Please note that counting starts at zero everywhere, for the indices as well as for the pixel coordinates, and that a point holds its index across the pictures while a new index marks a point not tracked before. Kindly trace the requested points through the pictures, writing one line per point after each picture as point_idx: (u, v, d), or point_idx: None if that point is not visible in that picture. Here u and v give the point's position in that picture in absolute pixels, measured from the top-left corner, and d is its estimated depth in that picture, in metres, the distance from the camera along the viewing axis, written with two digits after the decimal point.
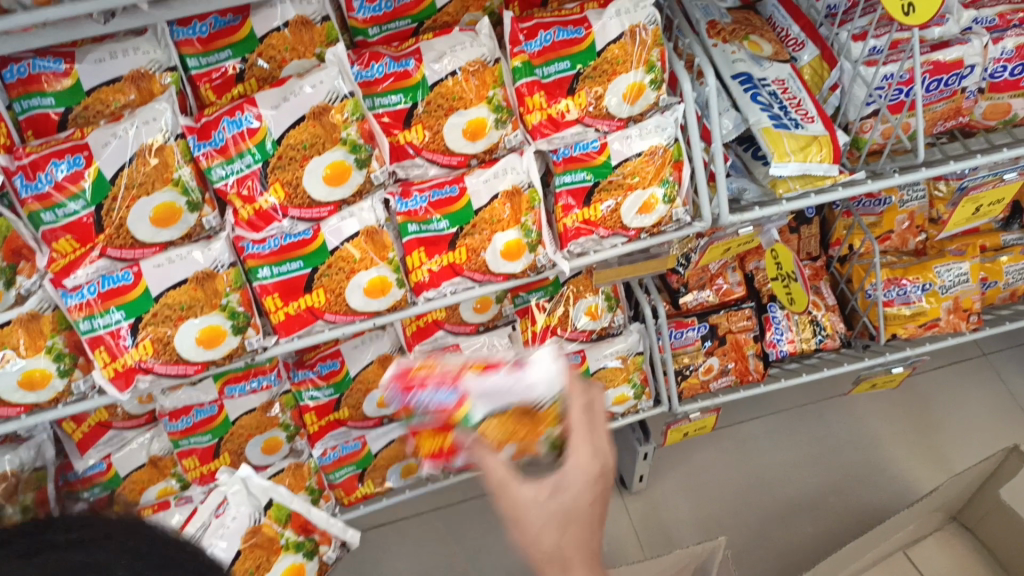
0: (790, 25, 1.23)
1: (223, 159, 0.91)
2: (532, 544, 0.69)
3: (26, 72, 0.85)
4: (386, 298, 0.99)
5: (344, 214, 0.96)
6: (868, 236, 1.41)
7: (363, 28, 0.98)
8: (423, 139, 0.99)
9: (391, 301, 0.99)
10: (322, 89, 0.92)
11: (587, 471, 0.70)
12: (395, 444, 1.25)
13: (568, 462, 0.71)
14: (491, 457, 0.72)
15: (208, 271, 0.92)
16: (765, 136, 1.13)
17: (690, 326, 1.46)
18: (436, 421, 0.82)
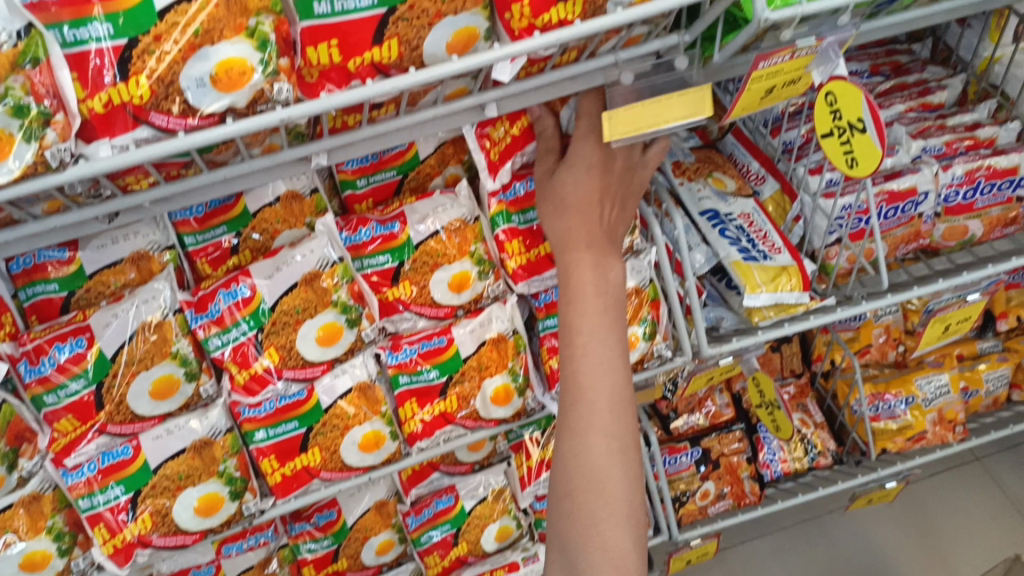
0: (750, 161, 1.31)
1: (218, 329, 0.94)
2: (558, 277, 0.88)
3: (31, 262, 0.90)
4: (380, 451, 1.01)
5: (337, 372, 1.00)
6: (847, 353, 1.46)
7: (351, 180, 1.02)
8: (411, 295, 1.02)
9: (384, 453, 1.02)
10: (313, 257, 0.97)
11: (589, 158, 0.88)
12: None
13: (575, 180, 0.88)
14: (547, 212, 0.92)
15: (206, 438, 0.94)
16: (736, 269, 1.18)
17: (684, 451, 1.47)
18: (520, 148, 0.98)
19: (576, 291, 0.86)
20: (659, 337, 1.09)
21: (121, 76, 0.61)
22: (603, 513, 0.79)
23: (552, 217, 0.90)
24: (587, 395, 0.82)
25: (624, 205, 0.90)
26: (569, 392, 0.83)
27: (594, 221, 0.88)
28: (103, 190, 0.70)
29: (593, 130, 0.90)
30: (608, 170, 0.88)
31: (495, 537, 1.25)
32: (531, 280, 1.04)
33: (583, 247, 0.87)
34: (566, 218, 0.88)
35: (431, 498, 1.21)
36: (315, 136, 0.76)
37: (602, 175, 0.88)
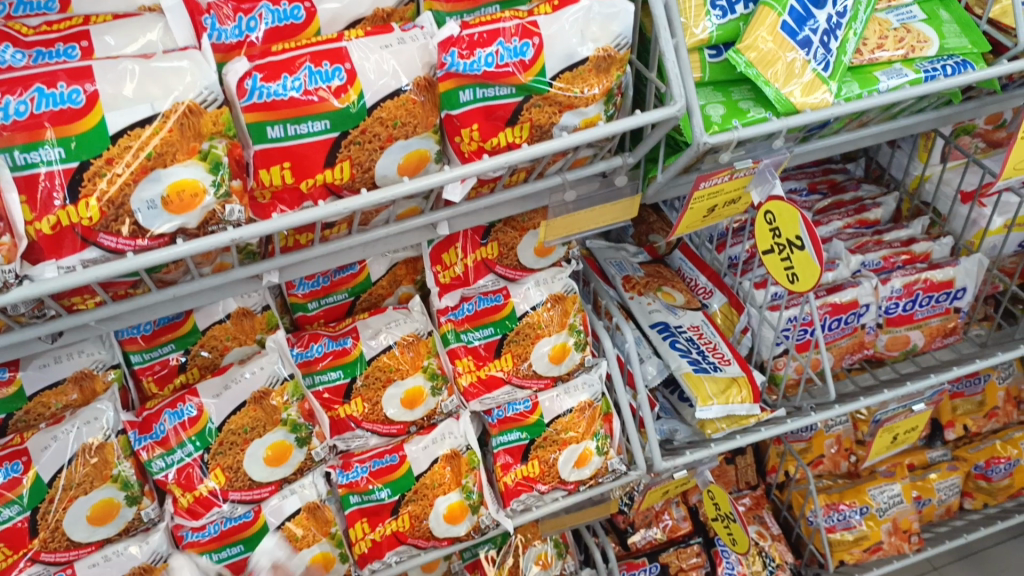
0: (697, 275, 1.34)
1: (163, 450, 0.91)
2: None
3: None
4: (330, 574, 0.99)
5: (285, 492, 0.97)
6: (800, 463, 1.46)
7: (303, 302, 1.03)
8: (363, 411, 1.01)
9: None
10: (262, 374, 0.95)
11: None
12: None
13: None
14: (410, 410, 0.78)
15: (145, 565, 0.89)
16: (687, 381, 1.18)
17: (641, 567, 1.45)
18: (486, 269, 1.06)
19: None
20: (612, 450, 1.08)
21: (71, 198, 0.61)
22: None
23: None
24: None
25: None
26: None
27: None
28: (47, 309, 0.69)
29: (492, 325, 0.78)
30: None
31: None
32: (485, 397, 1.06)
33: None
34: None
35: None
36: (266, 255, 0.77)
37: None
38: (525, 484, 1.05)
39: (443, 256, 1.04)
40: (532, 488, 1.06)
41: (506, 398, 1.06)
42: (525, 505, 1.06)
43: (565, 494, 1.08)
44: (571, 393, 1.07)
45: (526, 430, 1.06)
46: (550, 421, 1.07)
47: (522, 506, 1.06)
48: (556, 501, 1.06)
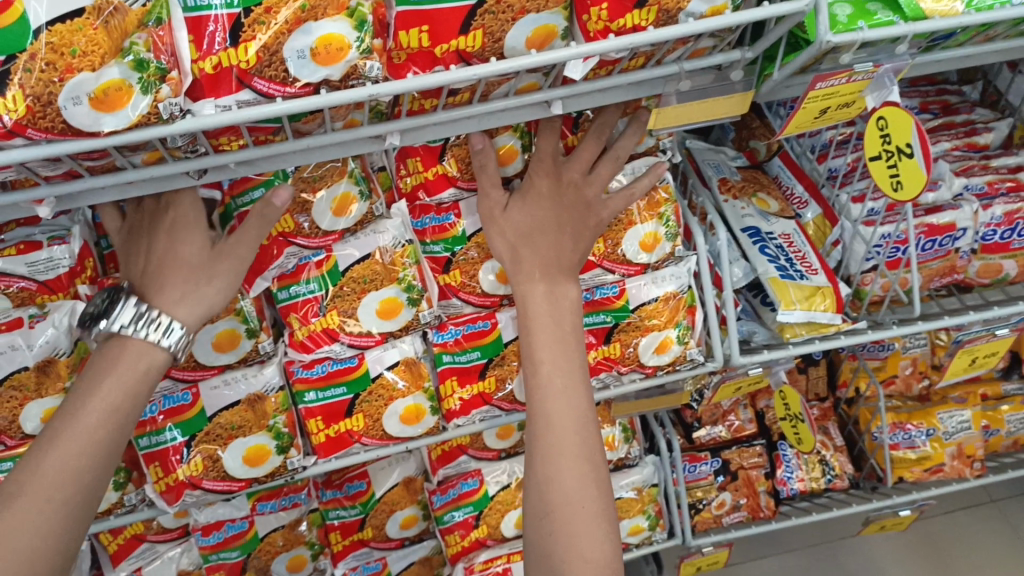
0: (795, 185, 1.35)
1: (291, 282, 1.00)
2: (503, 226, 0.96)
3: (114, 214, 0.98)
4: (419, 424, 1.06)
5: (388, 345, 1.05)
6: (872, 380, 1.49)
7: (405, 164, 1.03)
8: (460, 283, 1.07)
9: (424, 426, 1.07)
10: (388, 235, 1.02)
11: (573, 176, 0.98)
12: (415, 567, 1.38)
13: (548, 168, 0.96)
14: (493, 191, 0.97)
15: (259, 394, 1.01)
16: (772, 286, 1.22)
17: (703, 460, 1.53)
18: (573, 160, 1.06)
19: (534, 320, 0.94)
20: (693, 342, 1.11)
21: (232, 41, 0.68)
22: (587, 508, 0.85)
23: (534, 207, 0.96)
24: (557, 421, 0.88)
25: (579, 234, 0.96)
26: (538, 418, 0.89)
27: (562, 252, 0.96)
28: (198, 147, 0.76)
29: (575, 155, 0.97)
30: (558, 202, 0.96)
31: (515, 523, 1.36)
32: None
33: (538, 278, 0.95)
34: (533, 222, 0.95)
35: (457, 479, 1.33)
36: (393, 116, 0.82)
37: (553, 207, 0.95)
38: (605, 364, 1.11)
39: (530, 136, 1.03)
40: (611, 368, 1.12)
41: (596, 281, 1.11)
42: (603, 382, 1.12)
43: (642, 377, 1.13)
44: (659, 283, 1.11)
45: (611, 314, 1.11)
46: (636, 307, 1.12)
47: (601, 383, 1.12)
48: (632, 383, 1.12)
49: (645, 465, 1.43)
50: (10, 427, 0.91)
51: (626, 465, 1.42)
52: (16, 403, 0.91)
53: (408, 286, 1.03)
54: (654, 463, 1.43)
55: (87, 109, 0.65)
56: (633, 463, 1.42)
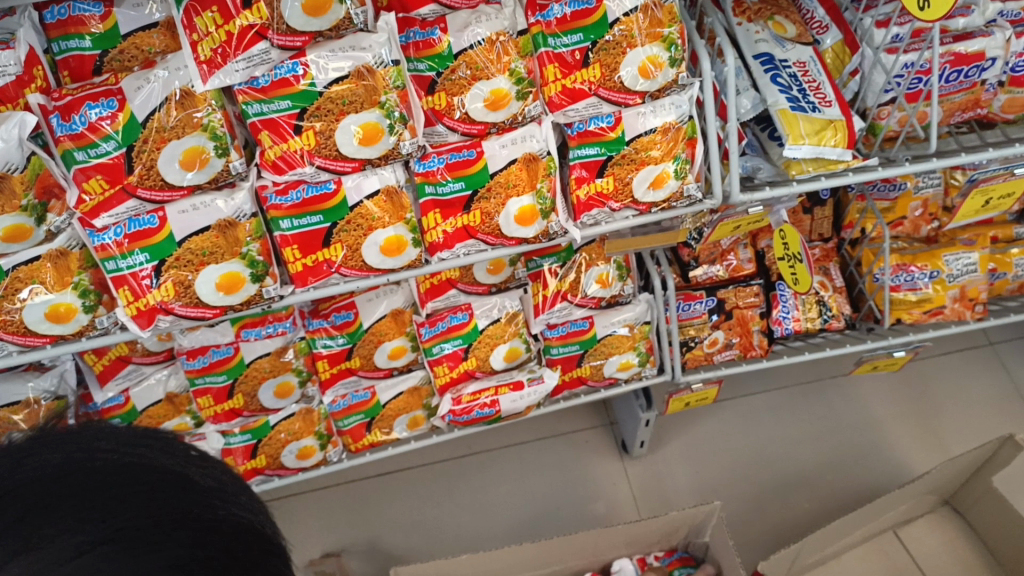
0: (816, 8, 1.24)
1: (260, 98, 0.92)
2: None
3: (66, 13, 0.87)
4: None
5: (367, 173, 0.99)
6: (879, 220, 1.45)
7: None
8: (447, 108, 1.00)
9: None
10: (369, 54, 0.93)
11: None
12: (403, 396, 1.38)
13: None
14: None
15: (230, 219, 0.94)
16: (781, 118, 1.13)
17: (698, 300, 1.49)
18: None
19: None
20: (691, 177, 1.05)
21: None
22: None
23: None
24: None
25: None
26: None
27: None
28: None
29: None
30: None
31: (504, 357, 1.37)
32: (568, 109, 1.02)
33: None
34: None
35: (446, 313, 1.33)
36: None
37: None
38: (597, 200, 1.06)
39: None
40: (603, 205, 1.06)
41: (591, 112, 1.03)
42: (595, 220, 1.07)
43: (635, 215, 1.07)
44: (657, 113, 1.03)
45: (605, 146, 1.05)
46: (631, 139, 1.05)
47: (592, 221, 1.07)
48: (625, 220, 1.06)
49: (637, 303, 1.42)
50: None
51: (619, 303, 1.41)
52: None
53: (390, 109, 0.95)
54: (648, 301, 1.42)
55: None
56: (626, 301, 1.41)
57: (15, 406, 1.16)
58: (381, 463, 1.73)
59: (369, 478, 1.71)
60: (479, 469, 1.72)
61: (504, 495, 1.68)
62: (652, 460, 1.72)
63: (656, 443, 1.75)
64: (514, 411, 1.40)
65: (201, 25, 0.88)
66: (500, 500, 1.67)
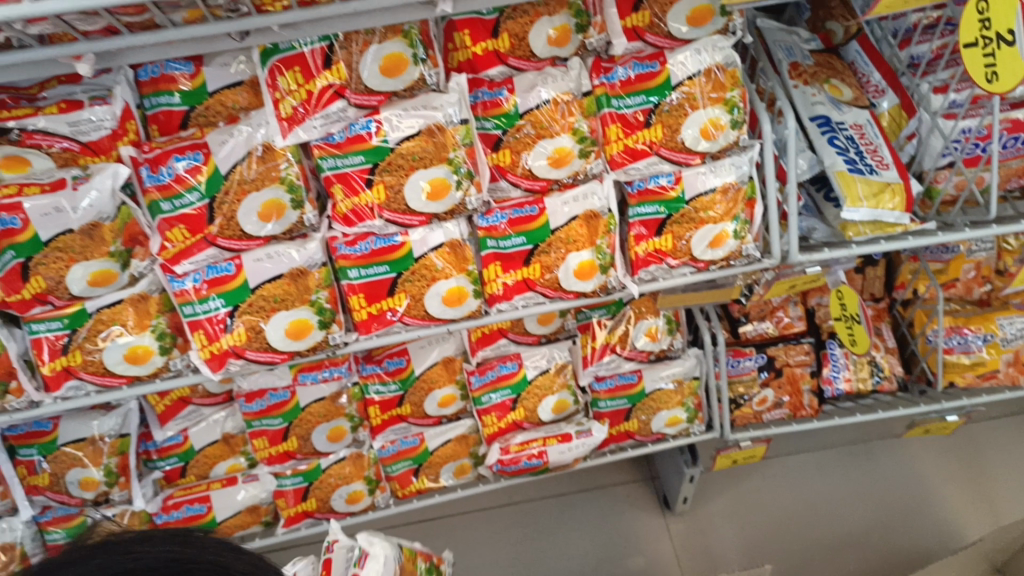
0: (872, 72, 1.26)
1: (335, 153, 0.96)
2: None
3: (158, 72, 0.92)
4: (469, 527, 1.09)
5: (433, 226, 1.02)
6: (932, 281, 1.44)
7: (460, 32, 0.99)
8: (512, 164, 1.04)
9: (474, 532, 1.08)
10: (440, 112, 0.96)
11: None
12: (451, 444, 1.39)
13: None
14: None
15: (302, 268, 0.98)
16: (839, 179, 1.16)
17: (748, 356, 1.50)
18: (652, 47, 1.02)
19: None
20: (750, 237, 1.06)
21: None
22: None
23: None
24: None
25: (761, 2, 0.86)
26: None
27: None
28: (240, 6, 0.71)
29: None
30: None
31: (552, 409, 1.39)
32: (629, 168, 1.05)
33: None
34: None
35: (495, 362, 1.35)
36: None
37: None
38: (656, 257, 1.07)
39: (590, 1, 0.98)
40: (662, 261, 1.07)
41: (651, 171, 1.05)
42: (652, 276, 1.08)
43: (693, 272, 1.08)
44: (717, 173, 1.05)
45: (665, 205, 1.07)
46: (691, 198, 1.06)
47: (649, 277, 1.08)
48: (683, 277, 1.07)
49: (686, 358, 1.43)
50: (57, 287, 0.91)
51: (668, 357, 1.42)
52: (62, 265, 0.90)
53: (457, 164, 0.98)
54: (697, 356, 1.43)
55: None
56: (675, 356, 1.42)
57: (82, 443, 1.19)
58: (424, 509, 1.73)
59: (411, 524, 1.71)
60: (521, 519, 1.72)
61: (547, 547, 1.68)
62: (696, 516, 1.71)
63: (700, 499, 1.73)
64: (562, 463, 1.40)
65: (284, 84, 0.92)
66: (542, 551, 1.67)
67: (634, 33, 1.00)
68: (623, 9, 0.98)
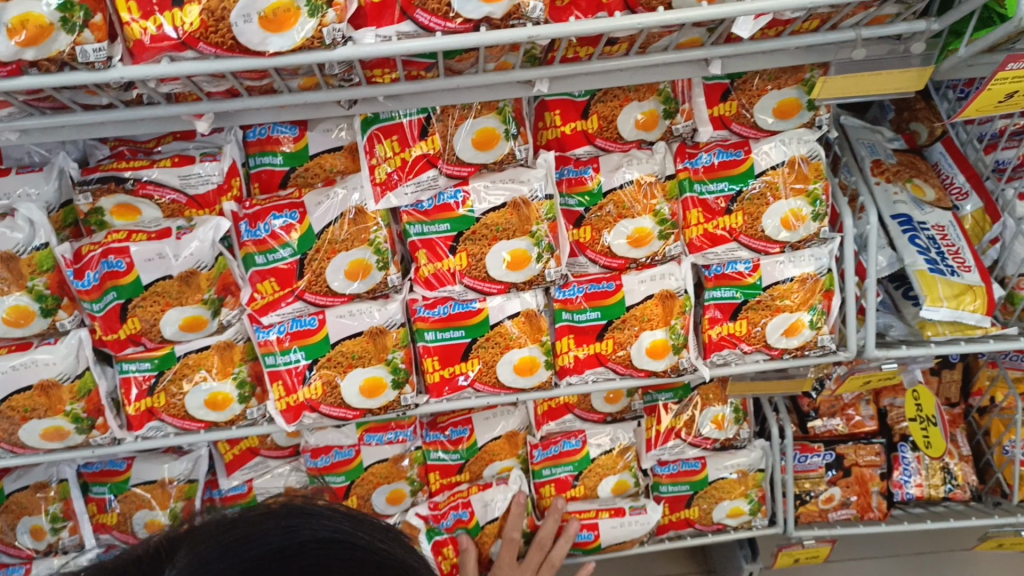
0: (955, 174, 1.26)
1: (422, 220, 1.00)
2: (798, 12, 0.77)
3: (266, 134, 0.98)
4: (510, 482, 1.33)
5: (510, 295, 1.04)
6: (1012, 390, 1.40)
7: (551, 112, 1.02)
8: (592, 241, 1.06)
9: (517, 483, 1.34)
10: (527, 187, 1.00)
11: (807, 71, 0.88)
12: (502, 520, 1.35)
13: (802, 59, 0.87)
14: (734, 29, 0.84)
15: (382, 327, 1.00)
16: (919, 279, 1.14)
17: (816, 452, 1.47)
18: (737, 136, 1.05)
19: None
20: (825, 328, 1.05)
21: None
22: None
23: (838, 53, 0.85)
24: None
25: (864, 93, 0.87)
26: None
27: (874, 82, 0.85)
28: (353, 76, 0.76)
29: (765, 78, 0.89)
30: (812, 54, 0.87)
31: (612, 488, 1.37)
32: (708, 252, 1.06)
33: None
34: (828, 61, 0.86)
35: (559, 437, 1.36)
36: (545, 62, 0.80)
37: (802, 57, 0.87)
38: (729, 340, 1.07)
39: (680, 89, 1.01)
40: (735, 346, 1.07)
41: (729, 256, 1.07)
42: (724, 360, 1.08)
43: (766, 359, 1.07)
44: (797, 262, 1.05)
45: (741, 290, 1.07)
46: (768, 286, 1.07)
47: (722, 361, 1.08)
48: (755, 363, 1.06)
49: (753, 449, 1.42)
50: (151, 329, 0.95)
51: (733, 446, 1.41)
52: (158, 309, 0.95)
53: (540, 237, 1.00)
54: (763, 448, 1.41)
55: (256, 27, 0.66)
56: (741, 445, 1.41)
57: (151, 484, 1.22)
58: None
59: None
60: None
61: None
62: None
63: None
64: (616, 542, 1.37)
65: (382, 151, 0.96)
66: None
67: (722, 121, 1.02)
68: (712, 98, 1.01)
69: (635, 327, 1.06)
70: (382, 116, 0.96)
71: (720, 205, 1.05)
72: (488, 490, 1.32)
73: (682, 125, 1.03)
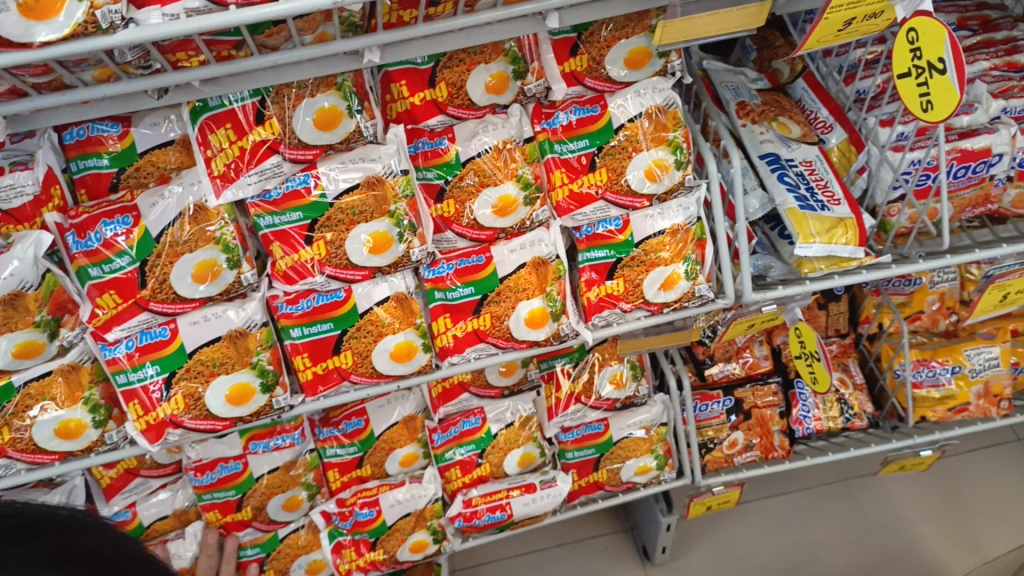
0: (819, 108, 1.26)
1: (271, 211, 0.93)
2: None
3: (85, 134, 0.90)
4: (424, 481, 1.31)
5: (377, 280, 0.99)
6: (896, 314, 1.43)
7: (397, 82, 0.97)
8: (456, 215, 1.01)
9: (432, 483, 1.32)
10: (379, 165, 0.95)
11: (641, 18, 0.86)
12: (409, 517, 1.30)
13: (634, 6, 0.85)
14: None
15: (241, 329, 0.95)
16: (790, 217, 1.14)
17: (716, 399, 1.47)
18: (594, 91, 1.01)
19: None
20: (702, 277, 1.04)
21: None
22: None
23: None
24: None
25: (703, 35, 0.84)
26: None
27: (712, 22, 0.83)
28: (152, 62, 0.70)
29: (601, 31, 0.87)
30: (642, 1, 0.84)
31: (518, 461, 1.34)
32: (576, 213, 1.03)
33: None
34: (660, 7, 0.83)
35: (459, 417, 1.32)
36: (368, 29, 0.76)
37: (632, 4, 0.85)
38: (608, 301, 1.04)
39: (528, 48, 0.98)
40: (614, 306, 1.04)
41: (599, 216, 1.04)
42: (606, 321, 1.05)
43: (648, 316, 1.05)
44: (665, 215, 1.04)
45: (614, 248, 1.05)
46: (640, 241, 1.05)
47: (603, 322, 1.05)
48: (637, 321, 1.04)
49: (653, 404, 1.40)
50: None
51: (634, 404, 1.39)
52: None
53: (400, 216, 0.95)
54: (663, 402, 1.40)
55: (16, 16, 0.61)
56: (641, 402, 1.39)
57: None
58: None
59: None
60: None
61: None
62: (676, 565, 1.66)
63: (679, 549, 1.69)
64: (529, 517, 1.35)
65: (216, 142, 0.90)
66: None
67: (574, 77, 0.99)
68: (561, 54, 0.98)
69: (512, 297, 1.02)
70: (210, 103, 0.89)
71: (585, 163, 1.02)
72: (396, 489, 1.29)
73: (535, 85, 0.99)
